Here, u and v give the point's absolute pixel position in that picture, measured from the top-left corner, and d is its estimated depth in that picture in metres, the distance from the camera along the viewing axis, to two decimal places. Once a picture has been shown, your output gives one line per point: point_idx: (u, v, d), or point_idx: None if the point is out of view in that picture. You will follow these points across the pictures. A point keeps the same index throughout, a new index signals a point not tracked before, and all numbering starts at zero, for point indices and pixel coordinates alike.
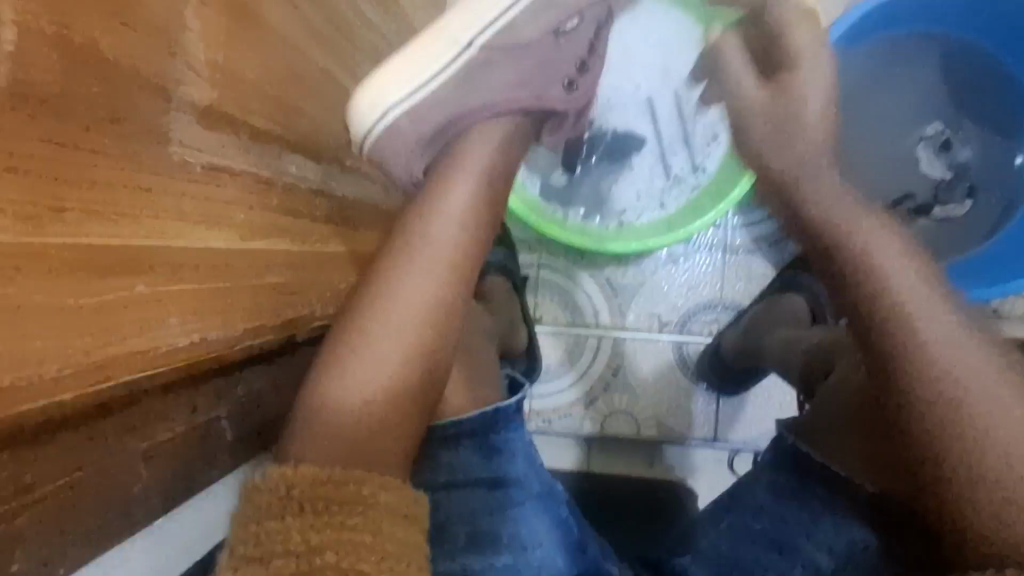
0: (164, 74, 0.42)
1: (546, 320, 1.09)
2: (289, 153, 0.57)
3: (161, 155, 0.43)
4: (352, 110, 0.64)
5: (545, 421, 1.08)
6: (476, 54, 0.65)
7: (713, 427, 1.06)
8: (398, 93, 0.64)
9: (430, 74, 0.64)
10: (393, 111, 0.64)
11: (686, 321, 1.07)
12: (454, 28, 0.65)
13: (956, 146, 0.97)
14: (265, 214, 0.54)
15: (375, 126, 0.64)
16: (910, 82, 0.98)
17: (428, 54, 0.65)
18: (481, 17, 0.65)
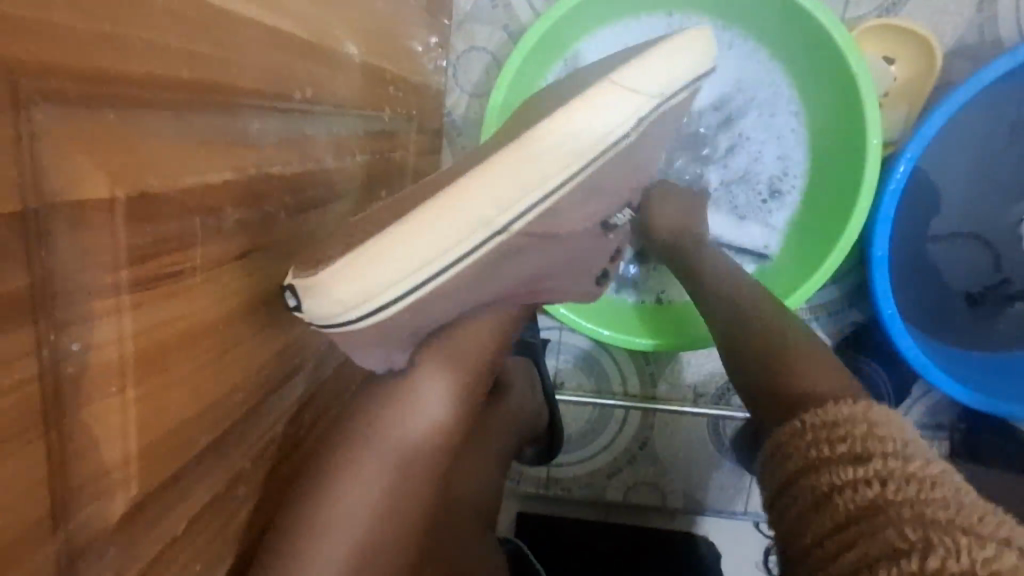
0: (119, 442, 0.28)
1: (568, 387, 0.98)
2: (266, 383, 0.43)
3: (138, 531, 0.30)
4: (319, 291, 0.43)
5: (564, 489, 1.01)
6: (509, 239, 0.47)
7: (744, 501, 1.00)
8: (392, 288, 0.45)
9: (445, 261, 0.45)
10: (383, 310, 0.45)
11: (725, 393, 0.96)
12: (489, 194, 0.45)
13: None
14: (244, 479, 0.42)
15: (348, 323, 0.46)
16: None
17: (444, 236, 0.45)
18: (522, 200, 0.46)
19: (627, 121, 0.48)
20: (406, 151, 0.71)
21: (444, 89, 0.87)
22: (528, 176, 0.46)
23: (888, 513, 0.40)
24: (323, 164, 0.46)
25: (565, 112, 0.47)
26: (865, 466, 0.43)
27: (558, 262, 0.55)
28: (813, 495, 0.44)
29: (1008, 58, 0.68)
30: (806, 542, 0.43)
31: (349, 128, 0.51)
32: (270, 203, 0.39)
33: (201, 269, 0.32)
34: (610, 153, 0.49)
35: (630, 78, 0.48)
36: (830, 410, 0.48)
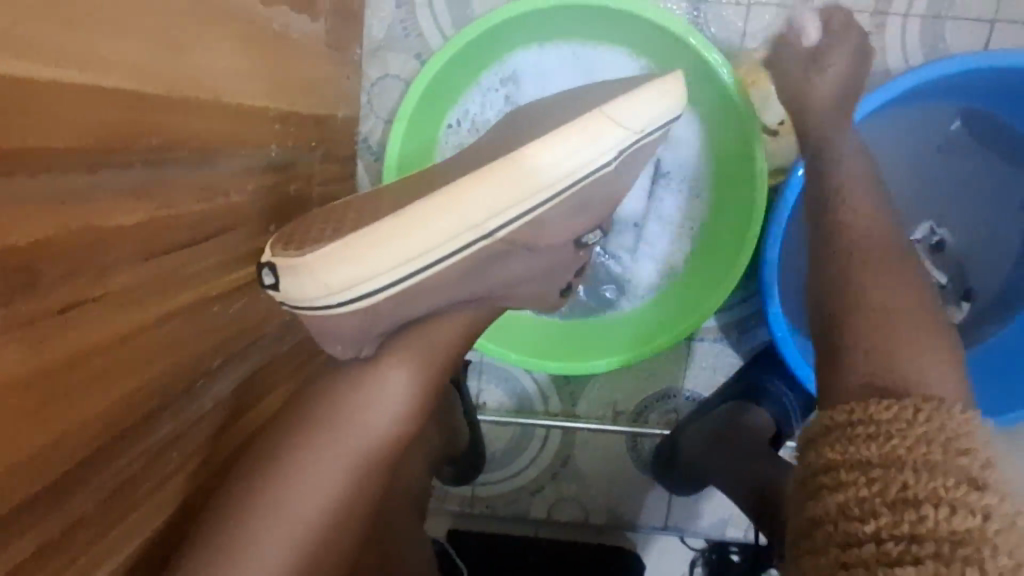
0: None
1: (489, 407, 1.00)
2: (120, 424, 0.44)
3: None
4: (302, 271, 0.50)
5: (489, 507, 1.03)
6: (491, 244, 0.53)
7: (665, 515, 1.02)
8: (376, 279, 0.51)
9: (432, 257, 0.51)
10: (368, 298, 0.52)
11: (644, 410, 0.99)
12: (477, 203, 0.50)
13: (952, 245, 0.86)
14: (85, 519, 0.42)
15: (335, 307, 0.52)
16: (905, 169, 0.85)
17: (442, 229, 0.50)
18: (515, 205, 0.51)
19: (607, 152, 0.54)
20: (310, 181, 0.72)
21: (359, 115, 0.88)
22: (513, 191, 0.51)
23: (981, 547, 0.43)
24: (189, 205, 0.47)
25: (551, 138, 0.52)
26: (981, 495, 0.46)
27: (532, 269, 0.61)
28: (899, 492, 0.47)
29: (908, 75, 0.70)
30: (868, 529, 0.46)
31: (223, 166, 0.52)
32: (111, 254, 0.39)
33: (8, 327, 0.33)
34: (595, 173, 0.54)
35: (624, 114, 0.54)
36: (957, 420, 0.51)
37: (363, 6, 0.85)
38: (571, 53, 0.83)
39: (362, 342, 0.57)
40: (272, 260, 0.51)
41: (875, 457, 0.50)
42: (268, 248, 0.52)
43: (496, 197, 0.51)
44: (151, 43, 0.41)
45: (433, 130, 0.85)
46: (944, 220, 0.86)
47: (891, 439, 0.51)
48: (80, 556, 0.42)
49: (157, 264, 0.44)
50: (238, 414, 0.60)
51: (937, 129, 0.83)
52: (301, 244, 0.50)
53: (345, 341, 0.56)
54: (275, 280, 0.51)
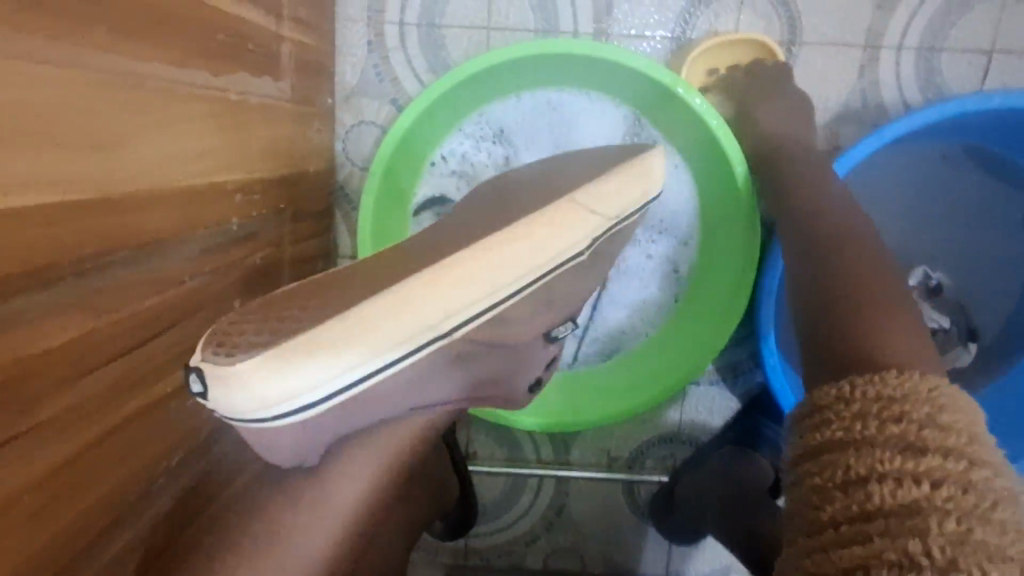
0: None
1: (480, 457, 0.96)
2: (67, 545, 0.41)
3: None
4: (234, 383, 0.45)
5: (482, 559, 1.00)
6: (450, 344, 0.53)
7: (665, 562, 0.98)
8: (330, 385, 0.48)
9: (389, 357, 0.50)
10: (324, 403, 0.48)
11: (639, 456, 0.95)
12: (437, 302, 0.50)
13: (948, 288, 0.84)
14: None
15: (275, 417, 0.47)
16: (904, 209, 0.83)
17: (393, 333, 0.49)
18: (474, 304, 0.52)
19: (566, 249, 0.57)
20: (280, 245, 0.69)
21: (334, 163, 0.85)
22: (469, 291, 0.52)
23: (927, 517, 0.40)
24: (136, 304, 0.44)
25: (507, 236, 0.54)
26: (918, 460, 0.43)
27: (490, 371, 0.60)
28: (844, 473, 0.45)
29: (903, 120, 0.68)
30: (824, 518, 0.44)
31: (175, 255, 0.49)
32: (40, 382, 0.36)
33: None
34: (556, 270, 0.58)
35: (592, 201, 0.59)
36: (891, 381, 0.48)
37: (335, 52, 0.82)
38: (548, 100, 0.80)
39: (303, 452, 0.52)
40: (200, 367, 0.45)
41: (826, 444, 0.48)
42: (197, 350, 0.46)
43: (457, 295, 0.51)
44: (85, 147, 0.38)
45: (410, 185, 0.81)
46: (937, 263, 0.84)
47: (835, 424, 0.48)
48: None
49: (97, 378, 0.41)
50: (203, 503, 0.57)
51: (929, 169, 0.81)
52: (233, 348, 0.45)
53: (286, 451, 0.52)
54: (203, 388, 0.45)
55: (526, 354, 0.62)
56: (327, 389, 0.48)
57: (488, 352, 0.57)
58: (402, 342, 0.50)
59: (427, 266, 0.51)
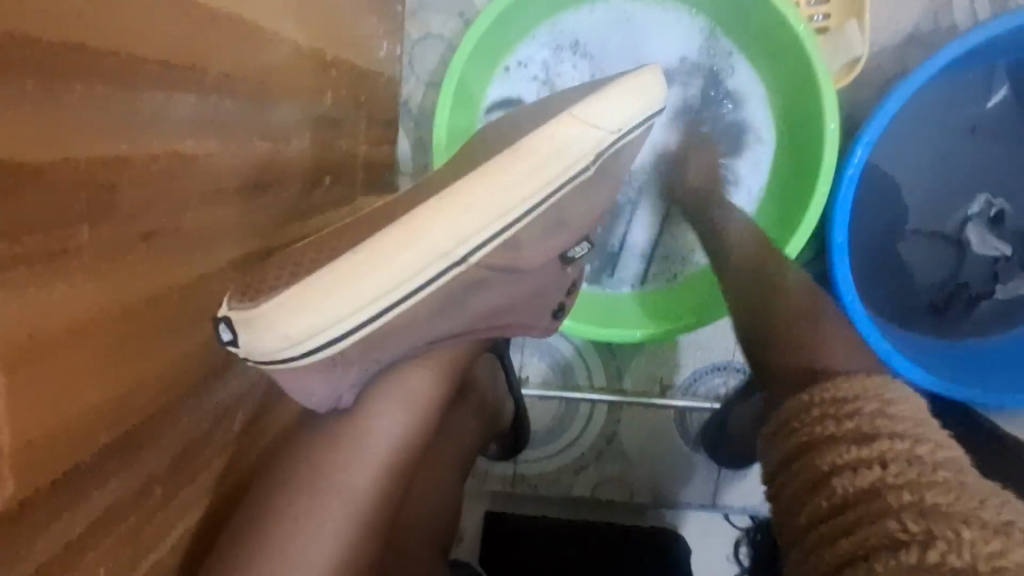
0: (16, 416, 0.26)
1: (533, 382, 0.97)
2: (200, 365, 0.41)
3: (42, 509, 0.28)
4: (261, 324, 0.40)
5: (531, 486, 1.00)
6: (466, 270, 0.45)
7: (712, 492, 0.99)
8: (342, 324, 0.42)
9: (414, 286, 0.43)
10: (329, 346, 0.43)
11: (692, 384, 0.95)
12: (446, 226, 0.43)
13: (1011, 218, 0.82)
14: (179, 457, 0.39)
15: (302, 358, 0.43)
16: (970, 132, 0.82)
17: (413, 255, 0.42)
18: (500, 221, 0.44)
19: (569, 169, 0.47)
20: (357, 141, 0.68)
21: (400, 78, 0.85)
22: (483, 210, 0.44)
23: (887, 498, 0.38)
24: (252, 145, 0.43)
25: (510, 155, 0.45)
26: (869, 446, 0.41)
27: (515, 294, 0.51)
28: (811, 473, 0.42)
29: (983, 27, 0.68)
30: (802, 520, 0.41)
31: (284, 107, 0.49)
32: (186, 184, 0.36)
33: (102, 245, 0.29)
34: (564, 188, 0.48)
35: (599, 117, 0.48)
36: (843, 385, 0.45)
37: None
38: (625, 15, 0.81)
39: (338, 392, 0.47)
40: (229, 316, 0.40)
41: (828, 458, 0.42)
42: (224, 300, 0.41)
43: (478, 217, 0.44)
44: None
45: (478, 93, 0.81)
46: (1000, 191, 0.83)
47: (816, 423, 0.44)
48: (164, 502, 0.39)
49: (226, 202, 0.41)
50: None
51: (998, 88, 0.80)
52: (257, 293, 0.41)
53: (317, 392, 0.46)
54: (232, 337, 0.41)
55: (551, 285, 0.55)
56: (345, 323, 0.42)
57: (501, 278, 0.49)
58: (430, 265, 0.43)
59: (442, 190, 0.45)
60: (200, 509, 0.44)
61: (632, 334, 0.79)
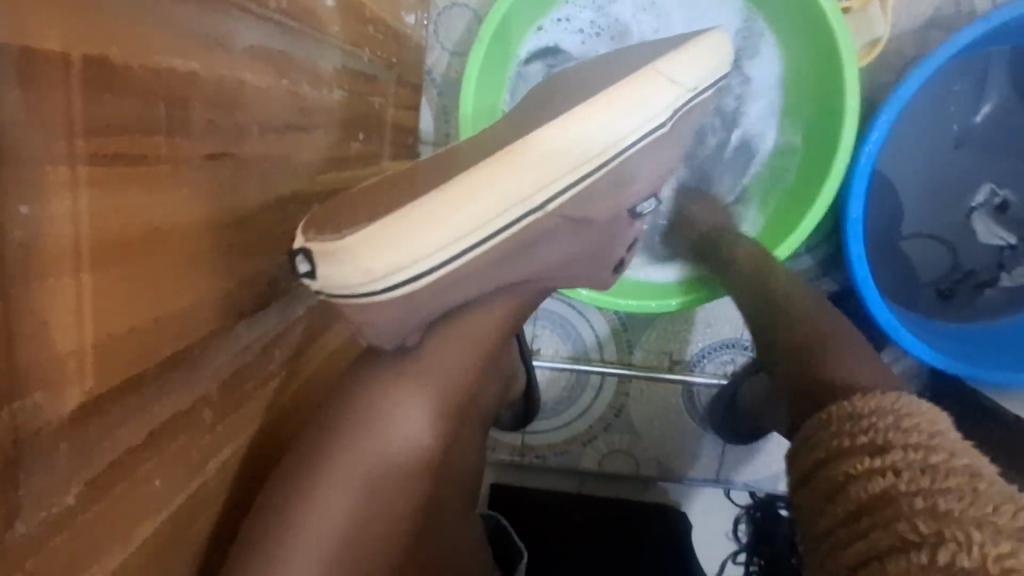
0: (96, 312, 0.27)
1: (545, 354, 0.98)
2: (248, 297, 0.42)
3: (112, 405, 0.29)
4: (342, 255, 0.41)
5: (539, 457, 1.02)
6: (542, 220, 0.44)
7: (717, 467, 1.01)
8: (424, 259, 0.42)
9: (499, 222, 0.42)
10: (410, 282, 0.42)
11: (700, 359, 0.97)
12: (525, 171, 0.42)
13: (1016, 206, 0.83)
14: (226, 386, 0.40)
15: (382, 292, 0.42)
16: (982, 120, 0.82)
17: (500, 191, 0.42)
18: (589, 161, 0.44)
19: (646, 123, 0.46)
20: (387, 100, 0.69)
21: (426, 45, 0.85)
22: (575, 151, 0.43)
23: (900, 504, 0.41)
24: (299, 86, 0.44)
25: (589, 104, 0.44)
26: (884, 457, 0.44)
27: (580, 246, 0.51)
28: (833, 483, 0.46)
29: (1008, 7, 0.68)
30: (821, 528, 0.45)
31: (328, 55, 0.49)
32: (245, 114, 0.37)
33: (174, 160, 0.30)
34: (639, 144, 0.46)
35: (674, 72, 0.48)
36: (857, 405, 0.50)
37: None
38: None
39: (404, 334, 0.47)
40: (308, 246, 0.42)
41: (847, 473, 0.46)
42: (299, 234, 0.43)
43: (566, 153, 0.43)
44: None
45: (511, 57, 0.83)
46: (1006, 180, 0.83)
47: (837, 440, 0.48)
48: (212, 427, 0.40)
49: (277, 139, 0.42)
50: (324, 327, 0.58)
51: (999, 72, 0.80)
52: (339, 225, 0.42)
53: (386, 332, 0.46)
54: (310, 268, 0.42)
55: (615, 239, 0.54)
56: (431, 256, 0.42)
57: (569, 232, 0.48)
58: (518, 199, 0.42)
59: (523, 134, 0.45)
60: (244, 441, 0.45)
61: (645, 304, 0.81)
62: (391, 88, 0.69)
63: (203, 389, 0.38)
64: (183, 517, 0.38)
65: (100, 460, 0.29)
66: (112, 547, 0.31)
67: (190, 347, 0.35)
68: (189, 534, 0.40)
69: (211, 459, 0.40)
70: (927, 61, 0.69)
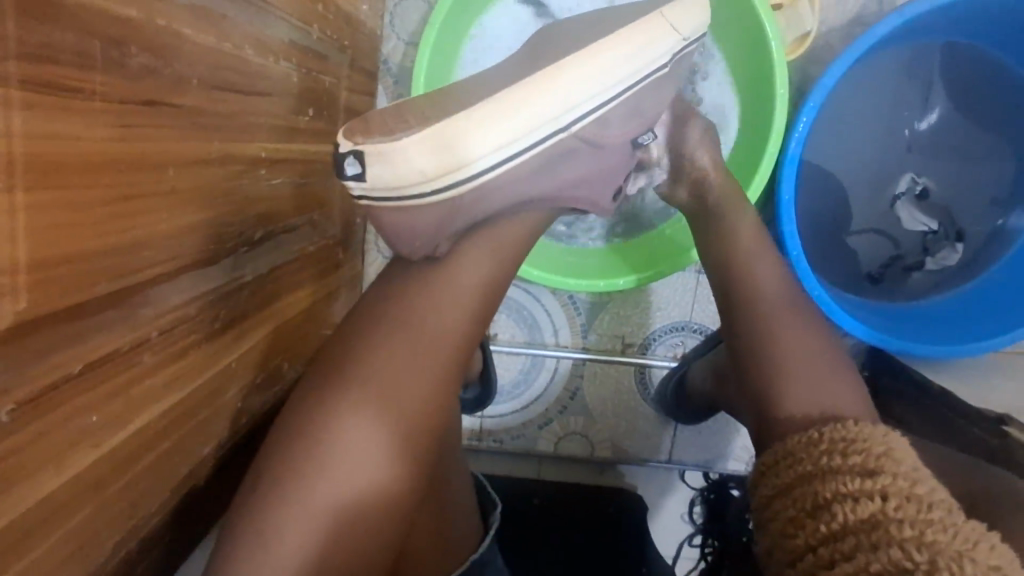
0: (27, 233, 0.28)
1: (501, 338, 1.00)
2: (192, 250, 0.43)
3: (45, 330, 0.30)
4: (392, 158, 0.47)
5: (496, 441, 1.03)
6: (564, 140, 0.50)
7: (670, 448, 1.04)
8: (465, 169, 0.48)
9: (534, 138, 0.48)
10: (453, 188, 0.49)
11: (651, 342, 1.01)
12: (553, 93, 0.48)
13: (934, 193, 0.89)
14: (169, 334, 0.42)
15: (426, 195, 0.49)
16: (908, 112, 0.88)
17: (536, 109, 0.48)
18: (609, 90, 0.50)
19: (648, 65, 0.52)
20: (339, 81, 0.71)
21: (381, 35, 0.88)
22: (599, 79, 0.49)
23: (887, 529, 0.41)
24: (243, 51, 0.46)
25: (615, 37, 0.50)
26: (874, 480, 0.44)
27: (597, 169, 0.55)
28: (813, 500, 0.46)
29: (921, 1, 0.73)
30: (800, 544, 0.45)
31: (275, 28, 0.51)
32: (185, 68, 0.39)
33: (106, 100, 0.32)
34: (638, 85, 0.52)
35: (677, 18, 0.54)
36: (849, 428, 0.49)
37: None
38: None
39: (437, 240, 0.52)
40: (358, 149, 0.47)
41: (834, 490, 0.46)
42: (345, 137, 0.48)
43: (590, 81, 0.49)
44: None
45: (460, 38, 0.86)
46: (924, 170, 0.89)
47: (826, 457, 0.48)
48: (152, 373, 0.40)
49: (220, 99, 0.43)
50: (274, 296, 0.60)
51: (937, 76, 0.87)
52: (392, 129, 0.47)
53: (420, 239, 0.52)
54: (360, 170, 0.48)
55: (619, 168, 0.57)
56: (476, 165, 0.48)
57: (586, 155, 0.53)
58: (551, 116, 0.48)
59: (553, 60, 0.49)
60: (190, 395, 0.46)
61: (592, 284, 0.84)
62: (342, 71, 0.71)
63: (143, 333, 0.39)
64: (123, 457, 0.39)
65: (30, 382, 0.30)
66: (46, 469, 0.33)
67: (129, 288, 0.36)
68: (130, 477, 0.41)
69: (152, 405, 0.41)
70: (848, 52, 0.74)
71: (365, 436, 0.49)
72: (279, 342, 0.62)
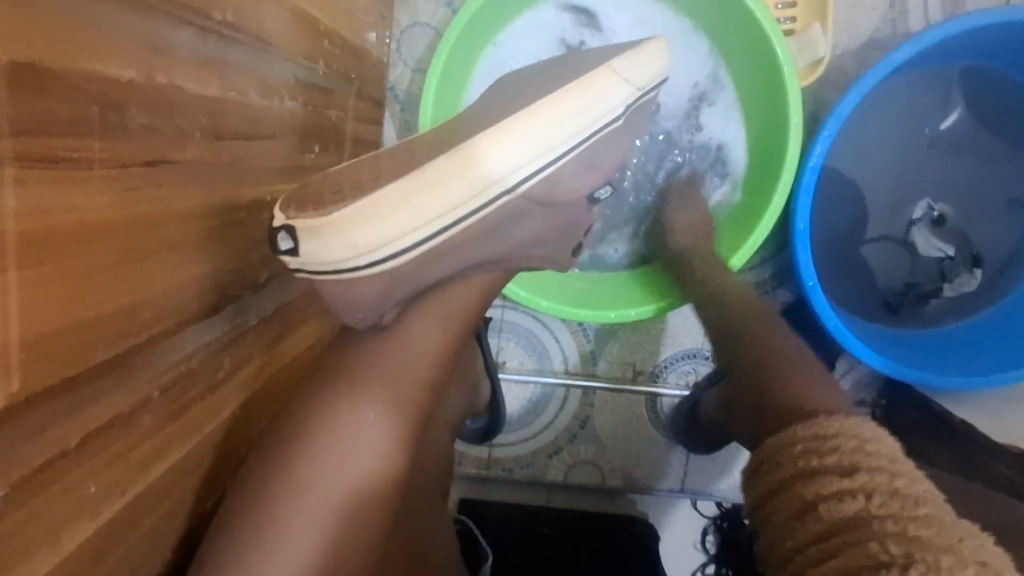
0: (21, 312, 0.27)
1: (509, 366, 0.99)
2: (195, 303, 0.42)
3: (40, 408, 0.29)
4: (326, 235, 0.45)
5: (505, 470, 1.02)
6: (512, 201, 0.50)
7: (682, 477, 1.02)
8: (403, 239, 0.47)
9: (479, 203, 0.48)
10: (390, 259, 0.48)
11: (662, 370, 0.99)
12: (499, 155, 0.48)
13: (951, 218, 0.87)
14: (170, 391, 0.40)
15: (360, 266, 0.48)
16: (921, 135, 0.86)
17: (489, 166, 0.48)
18: (566, 143, 0.50)
19: (602, 116, 0.52)
20: (345, 113, 0.70)
21: (388, 62, 0.87)
22: (549, 135, 0.49)
23: (868, 526, 0.42)
24: (247, 97, 0.45)
25: (572, 90, 0.50)
26: (854, 478, 0.45)
27: (549, 225, 0.56)
28: (797, 503, 0.47)
29: (936, 28, 0.71)
30: (789, 547, 0.45)
31: (279, 69, 0.51)
32: (187, 122, 0.38)
33: (104, 167, 0.31)
34: (591, 138, 0.52)
35: (628, 70, 0.54)
36: (826, 428, 0.50)
37: None
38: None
39: (381, 311, 0.52)
40: (290, 223, 0.45)
41: (816, 492, 0.46)
42: (280, 211, 0.46)
43: (542, 137, 0.49)
44: None
45: (472, 64, 0.85)
46: (938, 196, 0.87)
47: (808, 459, 0.48)
48: (153, 433, 0.39)
49: (223, 149, 0.42)
50: (279, 337, 0.59)
51: (960, 92, 0.84)
52: (320, 204, 0.45)
53: (363, 309, 0.51)
54: (293, 245, 0.46)
55: (579, 221, 0.60)
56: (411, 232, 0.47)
57: (536, 212, 0.54)
58: (500, 175, 0.48)
59: (494, 123, 0.49)
60: (191, 449, 0.45)
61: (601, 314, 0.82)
62: (347, 103, 0.70)
63: (142, 393, 0.37)
64: (123, 522, 0.38)
65: (24, 463, 0.29)
66: (43, 548, 0.31)
67: (129, 350, 0.35)
68: (131, 541, 0.40)
69: (152, 465, 0.40)
70: (862, 81, 0.72)
71: (370, 482, 0.50)
72: (285, 383, 0.61)
